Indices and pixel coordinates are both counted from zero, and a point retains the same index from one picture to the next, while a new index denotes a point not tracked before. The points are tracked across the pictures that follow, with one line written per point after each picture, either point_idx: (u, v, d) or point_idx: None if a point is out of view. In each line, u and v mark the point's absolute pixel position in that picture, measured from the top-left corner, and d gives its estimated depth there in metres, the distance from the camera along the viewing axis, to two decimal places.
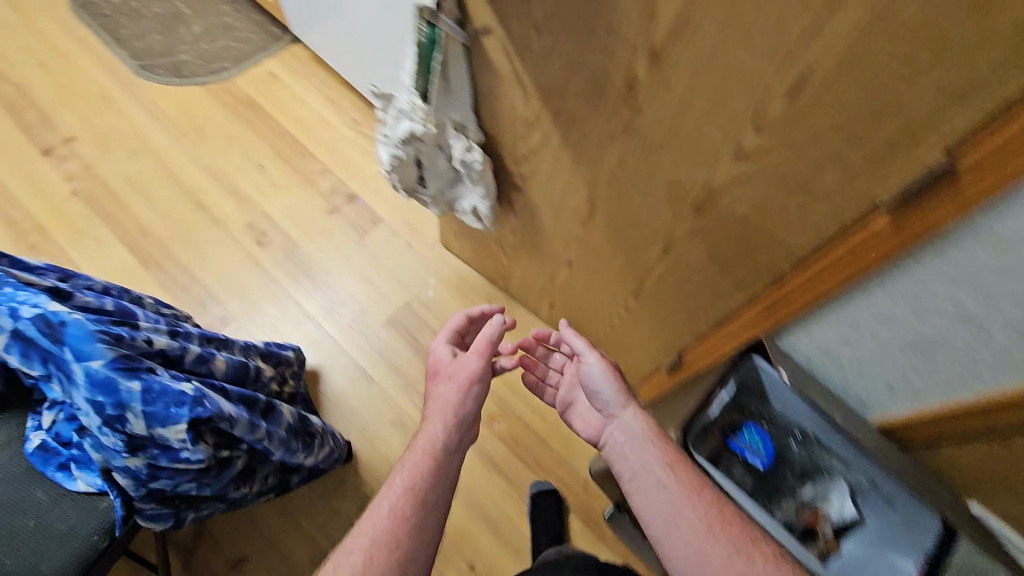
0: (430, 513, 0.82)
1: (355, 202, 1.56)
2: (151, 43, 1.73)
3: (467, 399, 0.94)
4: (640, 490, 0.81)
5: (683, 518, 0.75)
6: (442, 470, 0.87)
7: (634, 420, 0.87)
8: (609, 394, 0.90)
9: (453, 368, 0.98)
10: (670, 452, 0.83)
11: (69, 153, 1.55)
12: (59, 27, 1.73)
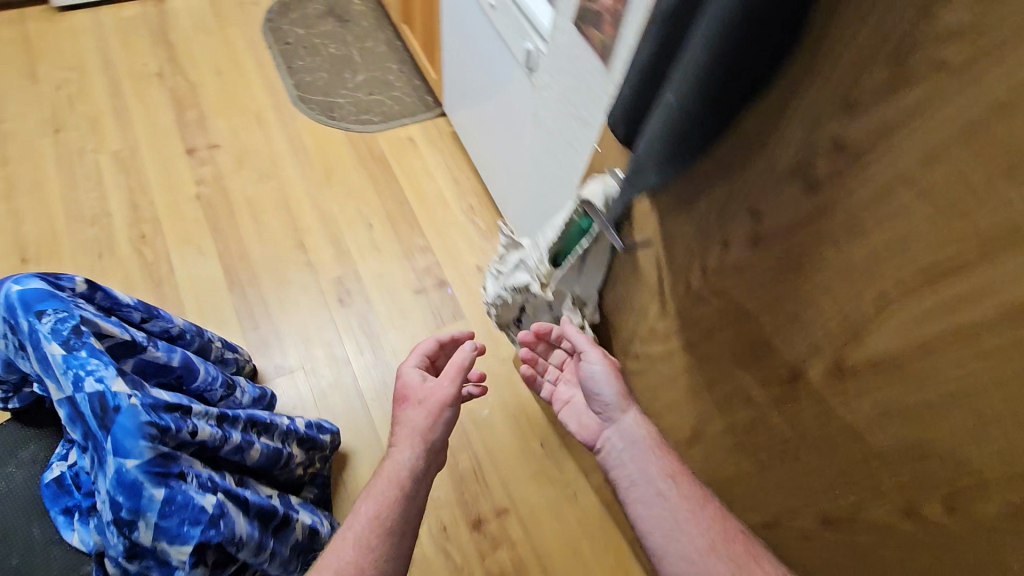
0: (403, 526, 0.80)
1: (444, 289, 1.53)
2: (317, 79, 1.83)
3: (437, 426, 0.90)
4: (638, 501, 0.72)
5: (683, 533, 0.68)
6: (404, 479, 0.84)
7: (634, 426, 0.78)
8: (609, 397, 0.80)
9: (427, 392, 0.93)
10: (671, 464, 0.74)
11: (207, 158, 1.62)
12: (245, 44, 1.87)
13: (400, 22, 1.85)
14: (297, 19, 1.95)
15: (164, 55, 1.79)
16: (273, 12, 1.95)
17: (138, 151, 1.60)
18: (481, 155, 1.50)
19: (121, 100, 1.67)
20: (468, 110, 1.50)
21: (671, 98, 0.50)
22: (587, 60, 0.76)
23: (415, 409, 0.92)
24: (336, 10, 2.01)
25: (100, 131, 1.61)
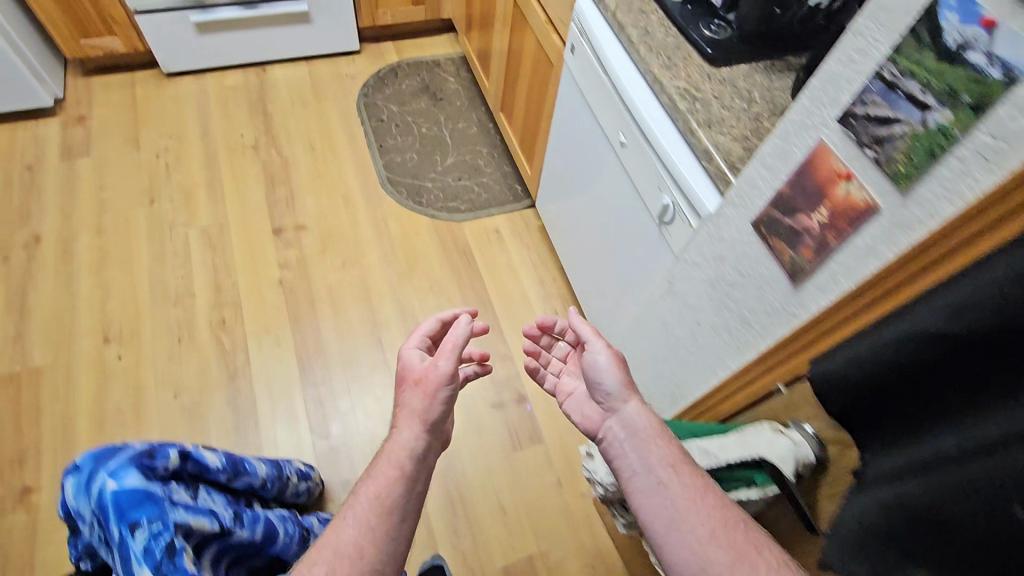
0: (403, 502, 0.69)
1: (523, 405, 1.45)
2: (407, 160, 1.80)
3: (429, 404, 0.76)
4: (639, 493, 0.64)
5: (684, 523, 0.59)
6: (397, 454, 0.72)
7: (638, 417, 0.71)
8: (611, 386, 0.74)
9: (419, 374, 0.79)
10: (675, 454, 0.66)
11: (293, 241, 1.59)
12: (340, 118, 1.86)
13: (496, 109, 1.81)
14: (391, 95, 1.93)
15: (261, 127, 1.78)
16: (369, 87, 1.94)
17: (227, 229, 1.58)
18: (576, 264, 1.41)
19: (216, 173, 1.67)
20: (564, 217, 1.41)
21: (1015, 510, 0.34)
22: (768, 268, 0.65)
23: (412, 390, 0.79)
24: (431, 87, 1.99)
25: (193, 204, 1.61)
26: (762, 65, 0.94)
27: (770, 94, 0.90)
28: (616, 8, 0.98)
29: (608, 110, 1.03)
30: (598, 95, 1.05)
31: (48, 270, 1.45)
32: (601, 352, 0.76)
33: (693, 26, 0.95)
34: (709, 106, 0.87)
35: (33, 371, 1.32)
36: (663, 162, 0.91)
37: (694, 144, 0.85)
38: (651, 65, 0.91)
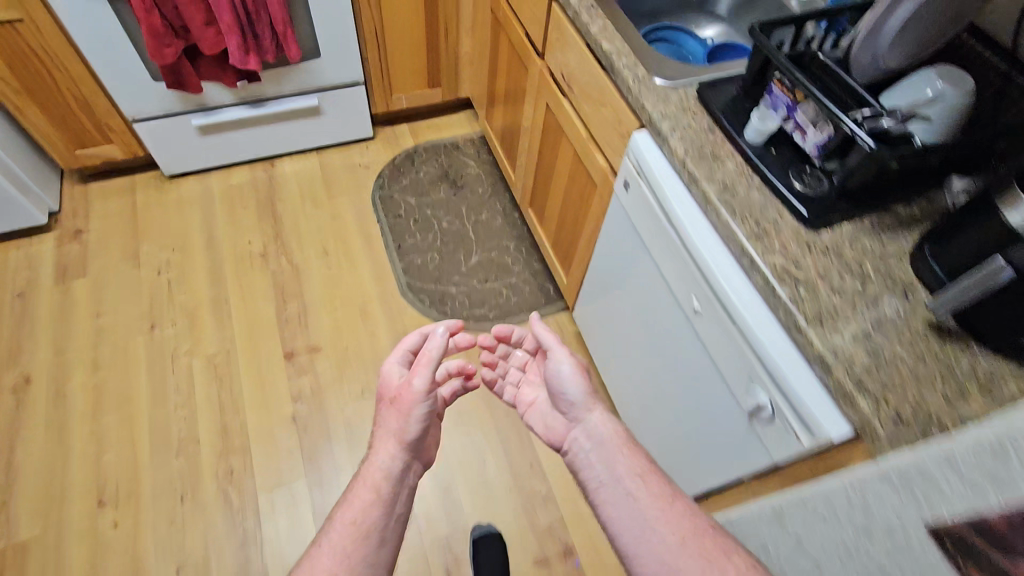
0: (382, 522, 0.77)
1: (569, 559, 1.27)
2: (428, 261, 1.65)
3: (410, 420, 0.84)
4: (610, 501, 0.77)
5: (655, 533, 0.71)
6: (379, 480, 0.80)
7: (602, 427, 0.87)
8: (574, 395, 0.91)
9: (401, 387, 0.87)
10: (638, 461, 0.82)
11: (307, 366, 1.44)
12: (354, 216, 1.71)
13: (522, 203, 1.65)
14: (408, 185, 1.79)
15: (269, 231, 1.65)
16: (384, 178, 1.80)
17: (234, 356, 1.43)
18: (626, 396, 1.24)
19: (222, 289, 1.53)
20: (612, 343, 1.25)
21: None
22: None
23: (390, 409, 0.88)
24: (450, 173, 1.84)
25: (198, 328, 1.47)
26: (869, 223, 0.78)
27: (885, 265, 0.74)
28: (686, 155, 0.82)
29: (677, 265, 0.87)
30: (661, 244, 0.89)
31: (39, 417, 1.31)
32: (565, 363, 0.91)
33: (781, 177, 0.79)
34: (817, 292, 0.70)
35: (19, 548, 1.17)
36: (752, 348, 0.74)
37: (801, 343, 0.68)
38: (736, 235, 0.75)
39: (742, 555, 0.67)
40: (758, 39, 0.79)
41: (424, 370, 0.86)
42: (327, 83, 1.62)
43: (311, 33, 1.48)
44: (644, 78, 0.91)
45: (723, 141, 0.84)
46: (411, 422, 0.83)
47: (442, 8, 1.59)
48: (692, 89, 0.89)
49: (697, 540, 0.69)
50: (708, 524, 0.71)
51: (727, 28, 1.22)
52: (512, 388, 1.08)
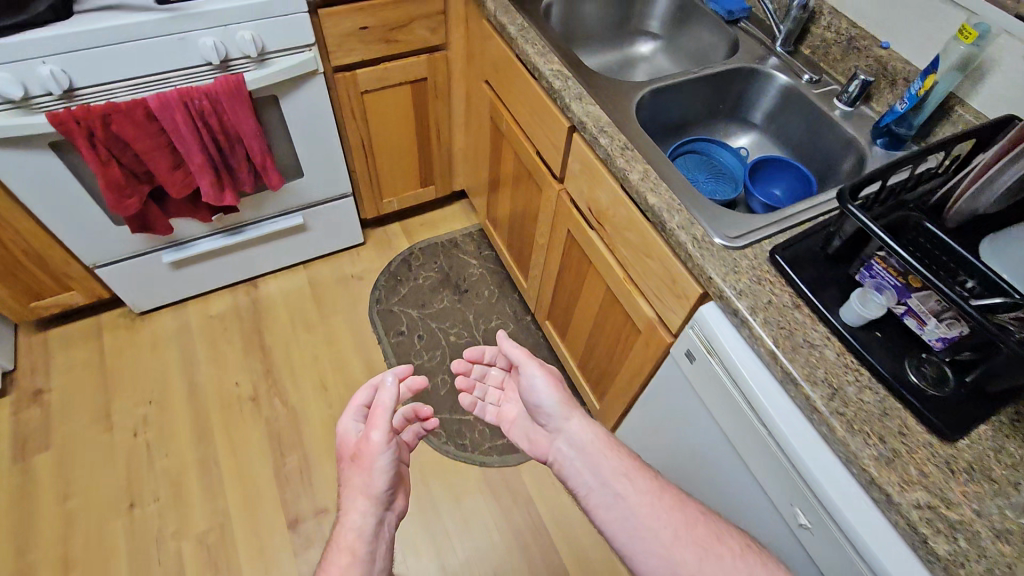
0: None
1: None
2: (439, 386, 1.49)
3: (374, 476, 0.77)
4: (604, 510, 0.80)
5: (651, 530, 0.76)
6: (351, 547, 0.73)
7: (583, 434, 0.86)
8: (551, 406, 0.88)
9: (357, 445, 0.79)
10: (622, 461, 0.83)
11: (316, 535, 1.23)
12: (352, 339, 1.53)
13: (538, 314, 1.49)
14: (408, 296, 1.62)
15: (258, 367, 1.45)
16: (381, 290, 1.63)
17: (229, 531, 1.22)
18: None
19: (209, 446, 1.33)
20: None
21: None
22: None
23: (353, 466, 0.81)
24: (452, 274, 1.69)
25: (183, 502, 1.25)
26: (1009, 418, 0.65)
27: None
28: (778, 346, 0.69)
29: (765, 459, 0.73)
30: (742, 435, 0.76)
31: None
32: (538, 374, 0.88)
33: (892, 368, 0.67)
34: (979, 537, 0.57)
35: None
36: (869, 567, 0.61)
37: None
38: (859, 458, 0.62)
39: (725, 539, 0.74)
40: (852, 215, 0.67)
41: (376, 425, 0.78)
42: (313, 199, 1.45)
43: (289, 150, 1.31)
44: (706, 242, 0.78)
45: (814, 321, 0.71)
46: (374, 480, 0.76)
47: (431, 110, 1.44)
48: (762, 251, 0.77)
49: (685, 536, 0.74)
50: (698, 513, 0.77)
51: (761, 136, 1.11)
52: (493, 410, 1.01)
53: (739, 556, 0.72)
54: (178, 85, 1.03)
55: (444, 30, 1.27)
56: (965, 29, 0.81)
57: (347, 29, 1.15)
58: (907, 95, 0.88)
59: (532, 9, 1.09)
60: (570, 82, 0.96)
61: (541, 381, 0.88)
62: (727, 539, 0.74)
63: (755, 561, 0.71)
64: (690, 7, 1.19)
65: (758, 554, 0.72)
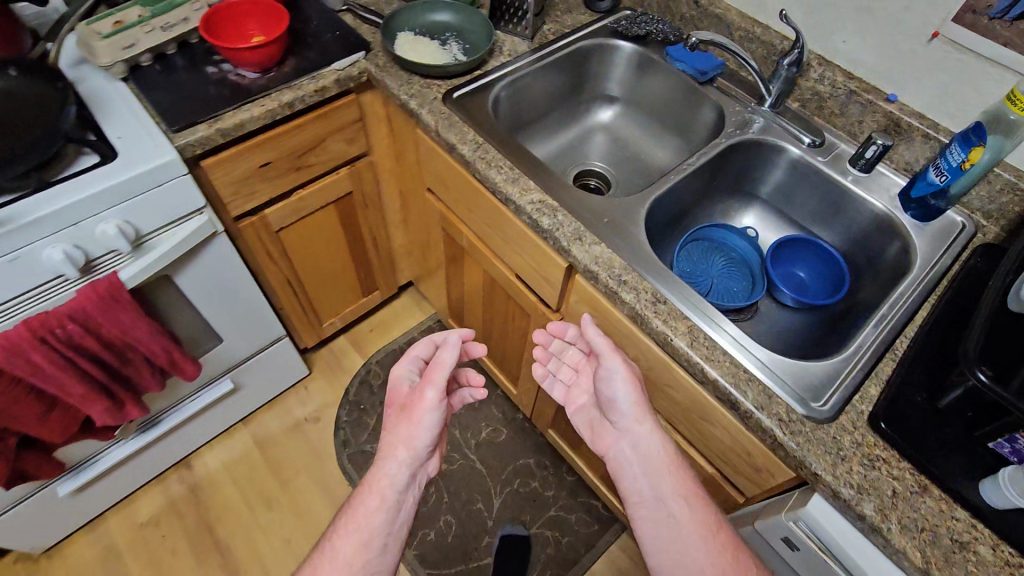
0: (384, 528, 0.71)
1: None
2: (443, 529, 1.28)
3: (419, 429, 0.74)
4: (647, 520, 0.68)
5: (692, 555, 0.64)
6: (379, 490, 0.72)
7: (652, 439, 0.70)
8: (626, 404, 0.71)
9: (409, 397, 0.77)
10: (683, 480, 0.69)
11: None
12: (327, 502, 1.28)
13: (537, 421, 1.30)
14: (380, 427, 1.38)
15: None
16: (345, 428, 1.37)
17: None
18: None
19: None
20: None
21: None
22: None
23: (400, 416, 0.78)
24: None
25: None
26: None
27: None
28: (929, 562, 0.55)
29: None
30: None
31: None
32: (621, 372, 0.70)
33: None
34: None
35: None
36: None
37: None
38: None
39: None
40: (987, 387, 0.55)
41: (430, 384, 0.74)
42: (240, 357, 1.17)
43: (198, 320, 1.02)
44: (797, 425, 0.62)
45: (951, 506, 0.58)
46: (416, 436, 0.73)
47: (363, 223, 1.19)
48: (859, 416, 0.63)
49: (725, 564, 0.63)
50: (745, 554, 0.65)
51: (764, 211, 0.98)
52: (561, 389, 0.84)
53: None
54: (31, 312, 0.75)
55: (364, 136, 1.03)
56: (1016, 98, 0.69)
57: (244, 171, 0.89)
58: (947, 167, 0.76)
59: (480, 114, 0.88)
60: (561, 216, 0.76)
61: (621, 380, 0.70)
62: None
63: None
64: (648, 64, 1.02)
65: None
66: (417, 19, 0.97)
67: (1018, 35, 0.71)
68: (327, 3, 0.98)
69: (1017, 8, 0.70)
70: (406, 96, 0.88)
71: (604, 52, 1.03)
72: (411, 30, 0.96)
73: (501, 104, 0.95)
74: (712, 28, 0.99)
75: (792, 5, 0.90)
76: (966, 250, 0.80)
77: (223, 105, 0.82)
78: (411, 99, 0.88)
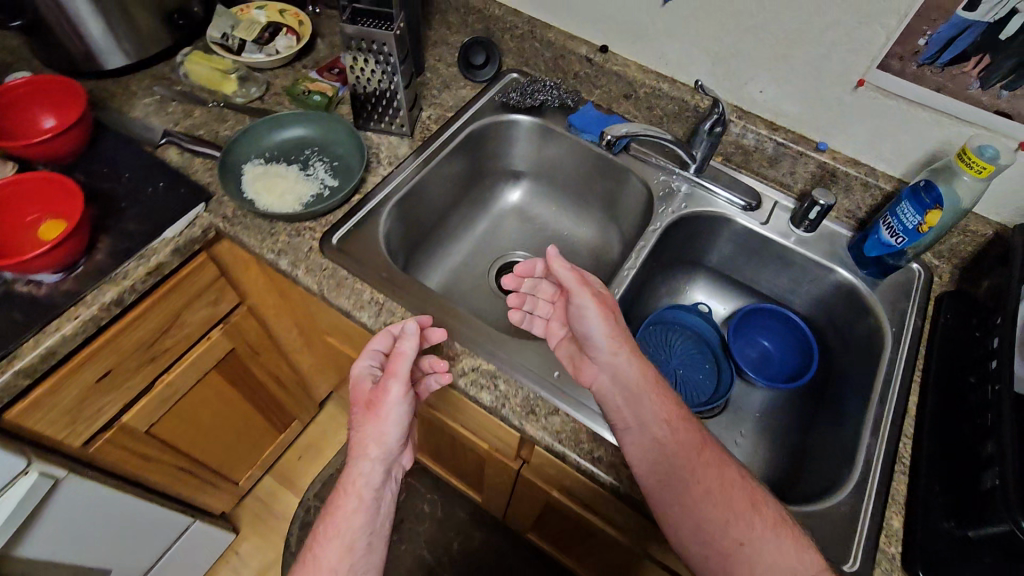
0: (367, 528, 0.57)
1: None
2: None
3: (389, 425, 0.58)
4: (638, 452, 0.56)
5: (686, 480, 0.54)
6: (354, 489, 0.58)
7: (631, 367, 0.59)
8: (601, 334, 0.60)
9: (372, 389, 0.59)
10: (671, 409, 0.57)
11: None
12: None
13: (511, 524, 1.17)
14: None
15: None
16: None
17: None
18: None
19: None
20: None
21: None
22: None
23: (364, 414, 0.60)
24: None
25: None
26: None
27: None
28: None
29: None
30: None
31: None
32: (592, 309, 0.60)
33: None
34: None
35: None
36: None
37: None
38: None
39: (767, 504, 0.53)
40: None
41: (398, 375, 0.57)
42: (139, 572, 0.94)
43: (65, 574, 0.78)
44: None
45: None
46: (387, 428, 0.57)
47: (257, 369, 0.98)
48: (893, 564, 0.56)
49: (722, 489, 0.53)
50: (739, 477, 0.54)
51: (709, 281, 0.89)
52: (541, 327, 0.68)
53: (768, 520, 0.51)
54: None
55: (230, 289, 0.82)
56: (970, 160, 0.62)
57: (74, 394, 0.67)
58: (904, 230, 0.69)
59: (371, 257, 0.71)
60: (502, 384, 0.63)
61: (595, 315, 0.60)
62: (765, 499, 0.53)
63: (796, 535, 0.51)
64: (549, 137, 0.89)
65: (790, 518, 0.53)
66: (264, 144, 0.77)
67: (950, 80, 0.64)
68: (140, 142, 0.76)
69: (947, 53, 0.63)
70: (271, 254, 0.69)
71: (497, 129, 0.88)
72: (258, 158, 0.76)
73: (394, 226, 0.78)
74: (611, 85, 0.87)
75: (696, 56, 0.79)
76: (931, 304, 0.75)
77: (14, 337, 0.59)
78: (279, 257, 0.69)
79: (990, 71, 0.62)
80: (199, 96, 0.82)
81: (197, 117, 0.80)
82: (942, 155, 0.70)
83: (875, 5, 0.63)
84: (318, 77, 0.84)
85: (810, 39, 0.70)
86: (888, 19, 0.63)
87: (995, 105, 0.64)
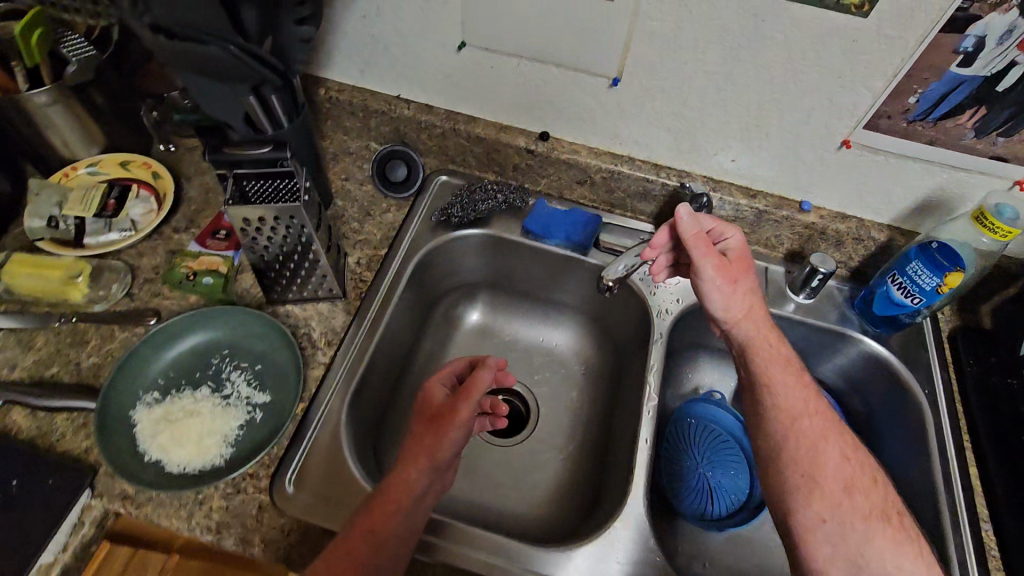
0: (408, 536, 0.50)
1: None
2: None
3: (451, 443, 0.52)
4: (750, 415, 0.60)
5: (789, 455, 0.55)
6: (397, 494, 0.50)
7: (747, 330, 0.60)
8: (720, 301, 0.61)
9: (441, 403, 0.54)
10: (780, 374, 0.58)
11: None
12: None
13: None
14: None
15: None
16: None
17: None
18: None
19: None
20: None
21: None
22: None
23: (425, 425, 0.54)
24: None
25: None
26: None
27: None
28: None
29: None
30: None
31: None
32: (708, 273, 0.60)
33: None
34: None
35: None
36: None
37: None
38: None
39: (866, 496, 0.53)
40: None
41: (471, 400, 0.53)
42: None
43: None
44: None
45: None
46: (444, 445, 0.51)
47: None
48: None
49: (815, 465, 0.54)
50: (839, 457, 0.54)
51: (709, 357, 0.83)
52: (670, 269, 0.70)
53: (862, 510, 0.52)
54: None
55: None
56: (993, 224, 0.56)
57: None
58: (920, 290, 0.64)
59: (341, 491, 0.54)
60: None
61: (711, 277, 0.60)
62: (860, 483, 0.54)
63: (891, 530, 0.52)
64: (505, 246, 0.75)
65: (900, 518, 0.53)
66: (153, 370, 0.57)
67: (944, 133, 0.59)
68: None
69: (940, 109, 0.57)
70: (205, 536, 0.50)
71: (443, 252, 0.74)
72: (150, 393, 0.56)
73: (358, 421, 0.61)
74: (560, 174, 0.75)
75: (655, 133, 0.68)
76: (947, 342, 0.72)
77: None
78: (220, 538, 0.50)
79: (987, 121, 0.56)
80: (37, 313, 0.60)
81: (42, 346, 0.58)
82: (935, 198, 0.66)
83: (860, 69, 0.55)
84: (200, 250, 0.64)
85: (786, 108, 0.61)
86: (875, 81, 0.56)
87: (992, 150, 0.59)
